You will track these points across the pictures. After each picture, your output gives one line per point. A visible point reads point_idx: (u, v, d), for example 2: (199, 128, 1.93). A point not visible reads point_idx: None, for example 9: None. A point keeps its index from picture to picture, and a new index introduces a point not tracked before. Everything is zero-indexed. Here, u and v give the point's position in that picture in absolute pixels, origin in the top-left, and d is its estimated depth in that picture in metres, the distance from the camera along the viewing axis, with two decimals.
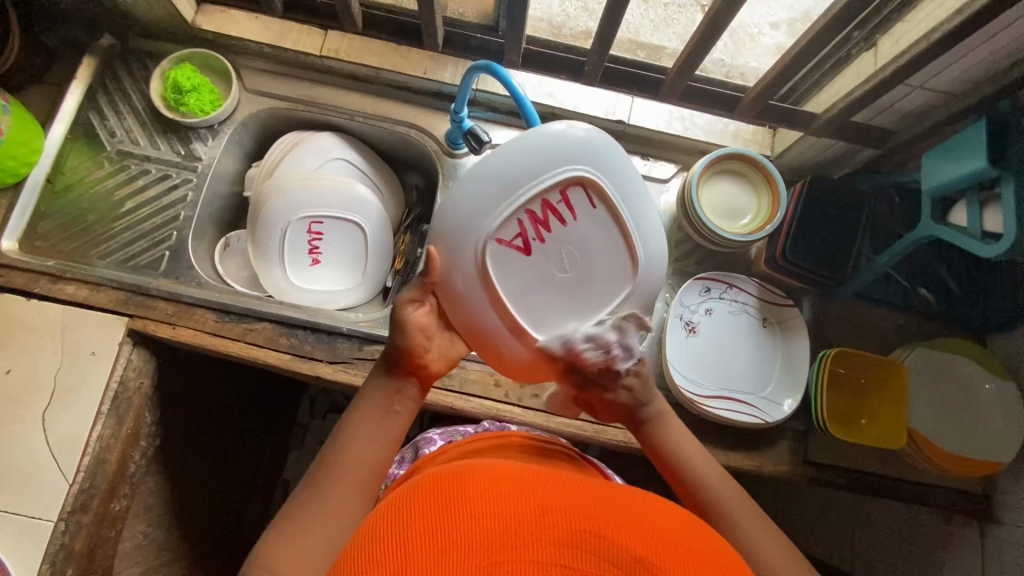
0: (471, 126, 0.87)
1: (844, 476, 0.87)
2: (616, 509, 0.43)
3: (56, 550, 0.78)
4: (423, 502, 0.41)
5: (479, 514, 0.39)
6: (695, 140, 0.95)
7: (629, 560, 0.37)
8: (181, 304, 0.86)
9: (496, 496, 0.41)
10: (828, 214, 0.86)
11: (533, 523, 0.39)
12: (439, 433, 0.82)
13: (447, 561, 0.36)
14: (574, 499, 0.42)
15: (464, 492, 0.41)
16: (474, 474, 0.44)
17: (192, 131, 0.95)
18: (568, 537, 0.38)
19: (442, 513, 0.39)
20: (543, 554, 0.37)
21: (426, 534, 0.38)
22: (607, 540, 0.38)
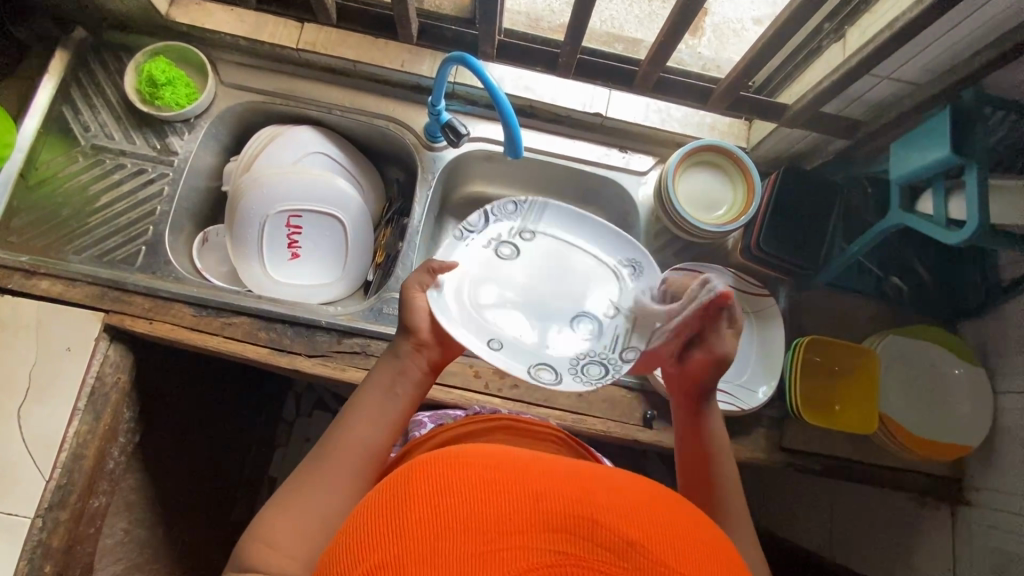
0: (448, 120, 0.88)
1: (819, 462, 0.88)
2: (613, 494, 0.41)
3: (34, 547, 0.77)
4: (417, 483, 0.40)
5: (474, 498, 0.38)
6: (672, 132, 0.96)
7: (622, 547, 0.36)
8: (158, 299, 0.85)
9: (490, 483, 0.39)
10: (801, 203, 0.87)
11: (524, 509, 0.37)
12: (428, 416, 0.82)
13: (438, 546, 0.35)
14: (569, 482, 0.41)
15: (458, 476, 0.40)
16: (469, 458, 0.42)
17: (168, 125, 0.94)
18: (562, 521, 0.37)
19: (436, 498, 0.38)
20: (532, 539, 0.36)
21: (418, 520, 0.37)
22: (601, 525, 0.37)
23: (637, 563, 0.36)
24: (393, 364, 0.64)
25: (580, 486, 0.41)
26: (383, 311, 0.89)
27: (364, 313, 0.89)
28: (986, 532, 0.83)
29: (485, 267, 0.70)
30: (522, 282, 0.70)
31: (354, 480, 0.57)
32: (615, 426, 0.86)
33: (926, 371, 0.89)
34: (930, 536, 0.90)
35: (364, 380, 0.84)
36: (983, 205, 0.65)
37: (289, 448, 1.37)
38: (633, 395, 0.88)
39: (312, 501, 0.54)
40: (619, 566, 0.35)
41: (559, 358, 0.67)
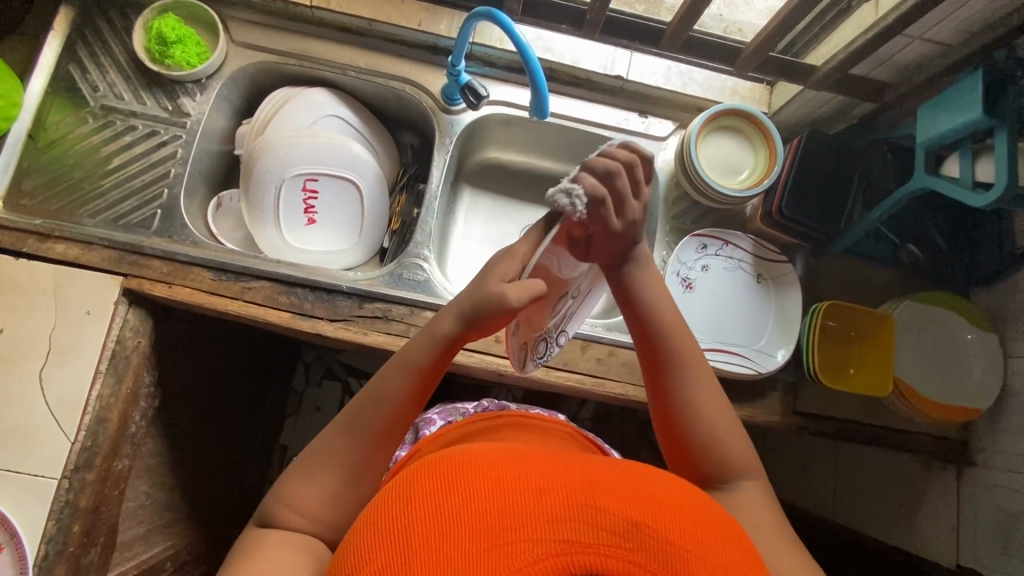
0: (468, 81, 0.87)
1: (831, 425, 0.90)
2: (615, 479, 0.42)
3: (62, 507, 0.78)
4: (421, 485, 0.41)
5: (479, 493, 0.39)
6: (693, 96, 0.95)
7: (628, 530, 0.38)
8: (176, 263, 0.85)
9: (493, 479, 0.40)
10: (824, 167, 0.87)
11: (529, 501, 0.38)
12: (439, 413, 0.90)
13: (446, 548, 0.36)
14: (570, 470, 0.42)
15: (463, 474, 0.41)
16: (471, 456, 0.43)
17: (179, 85, 0.92)
18: (566, 510, 0.38)
19: (441, 498, 0.39)
20: (540, 529, 0.37)
21: (426, 522, 0.38)
22: (606, 510, 0.38)
23: (644, 546, 0.37)
24: (425, 349, 0.58)
25: (582, 474, 0.42)
26: (403, 276, 0.89)
27: (384, 278, 0.89)
28: (990, 491, 0.86)
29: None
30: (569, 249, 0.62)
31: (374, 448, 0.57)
32: (633, 390, 0.87)
33: (938, 336, 0.90)
34: (935, 496, 0.93)
35: (386, 344, 0.84)
36: (1014, 166, 0.65)
37: (300, 416, 1.39)
38: None
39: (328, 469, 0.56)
40: (627, 549, 0.37)
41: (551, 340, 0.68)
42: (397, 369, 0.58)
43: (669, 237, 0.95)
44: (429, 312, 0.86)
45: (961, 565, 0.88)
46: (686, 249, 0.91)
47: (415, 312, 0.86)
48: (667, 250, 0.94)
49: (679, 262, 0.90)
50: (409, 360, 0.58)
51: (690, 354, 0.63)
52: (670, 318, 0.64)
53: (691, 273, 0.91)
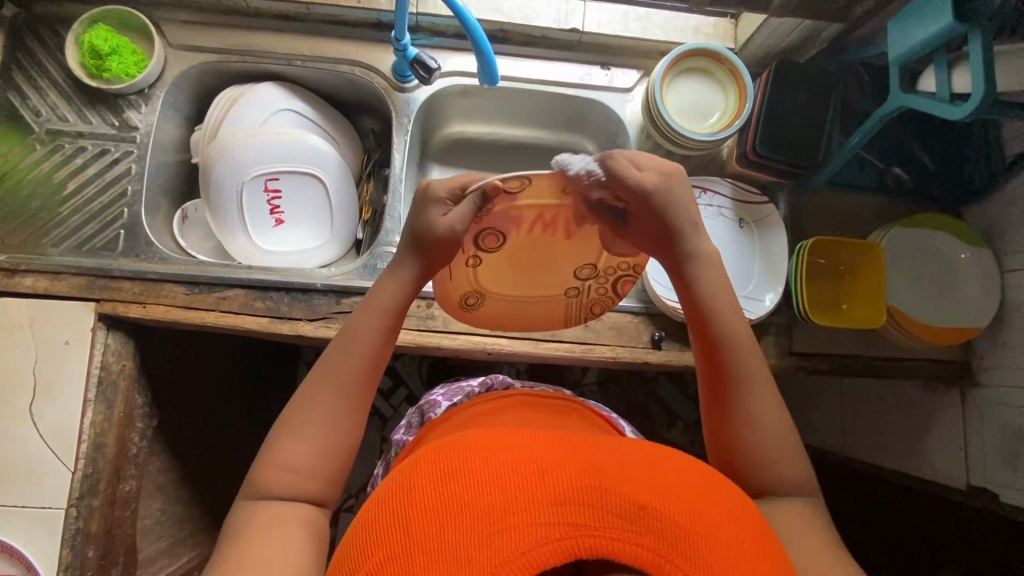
0: (417, 54, 0.83)
1: (829, 361, 0.89)
2: (617, 461, 0.46)
3: (74, 534, 0.79)
4: (431, 477, 0.44)
5: (482, 481, 0.42)
6: (655, 40, 0.91)
7: (632, 511, 0.41)
8: (147, 282, 0.83)
9: (499, 467, 0.44)
10: (798, 98, 0.83)
11: (534, 487, 0.42)
12: (442, 394, 0.90)
13: (451, 531, 0.40)
14: (573, 457, 0.45)
15: (465, 462, 0.45)
16: (476, 447, 0.47)
17: (122, 99, 0.88)
18: (570, 495, 0.41)
19: (447, 484, 0.43)
20: (542, 513, 0.40)
21: (433, 507, 0.42)
22: (609, 493, 0.42)
23: (647, 525, 0.40)
24: (404, 283, 0.63)
25: (588, 459, 0.45)
26: (378, 266, 0.87)
27: (358, 271, 0.87)
28: (996, 409, 0.86)
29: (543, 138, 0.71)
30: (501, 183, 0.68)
31: (353, 384, 0.60)
32: (624, 351, 0.86)
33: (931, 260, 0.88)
34: (942, 419, 0.93)
35: None
36: (990, 72, 0.61)
37: None
38: (641, 319, 0.87)
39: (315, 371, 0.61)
40: (630, 529, 0.40)
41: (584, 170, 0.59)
42: (385, 286, 0.63)
43: None
44: None
45: (971, 485, 0.88)
46: None
47: None
48: None
49: None
50: (385, 300, 0.63)
51: (755, 370, 0.60)
52: (741, 341, 0.61)
53: None
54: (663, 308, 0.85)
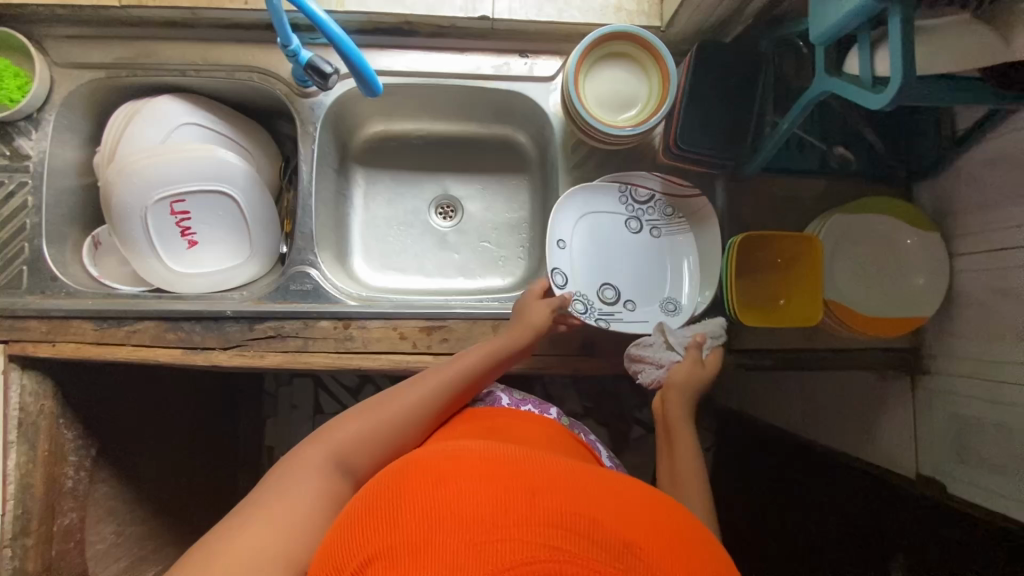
0: (310, 59, 0.77)
1: (770, 357, 0.85)
2: (606, 499, 0.45)
3: (11, 573, 0.81)
4: (422, 484, 0.44)
5: (474, 490, 0.42)
6: (573, 22, 0.83)
7: (619, 549, 0.40)
8: (54, 319, 0.80)
9: (489, 483, 0.43)
10: (728, 80, 0.77)
11: (524, 504, 0.41)
12: None
13: (439, 533, 0.39)
14: (565, 486, 0.45)
15: (458, 474, 0.45)
16: (469, 463, 0.47)
17: (11, 125, 0.83)
18: (559, 518, 0.40)
19: (439, 489, 0.43)
20: (528, 531, 0.39)
21: (423, 510, 0.41)
22: (598, 526, 0.41)
23: (632, 564, 0.39)
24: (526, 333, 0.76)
25: (580, 492, 0.45)
26: (291, 288, 0.84)
27: (272, 294, 0.83)
28: (943, 399, 0.82)
29: (599, 228, 0.84)
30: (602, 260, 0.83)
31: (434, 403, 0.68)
32: (553, 361, 0.82)
33: (876, 246, 0.82)
34: (893, 407, 0.89)
35: (286, 363, 0.80)
36: (910, 54, 0.54)
37: (278, 417, 1.42)
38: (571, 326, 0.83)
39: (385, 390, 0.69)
40: (614, 565, 0.38)
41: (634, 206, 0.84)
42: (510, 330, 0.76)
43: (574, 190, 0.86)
44: (325, 320, 0.82)
45: (922, 475, 0.84)
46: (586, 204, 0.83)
47: (309, 325, 0.81)
48: None
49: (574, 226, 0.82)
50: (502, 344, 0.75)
51: None
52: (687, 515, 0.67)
53: (588, 231, 0.83)
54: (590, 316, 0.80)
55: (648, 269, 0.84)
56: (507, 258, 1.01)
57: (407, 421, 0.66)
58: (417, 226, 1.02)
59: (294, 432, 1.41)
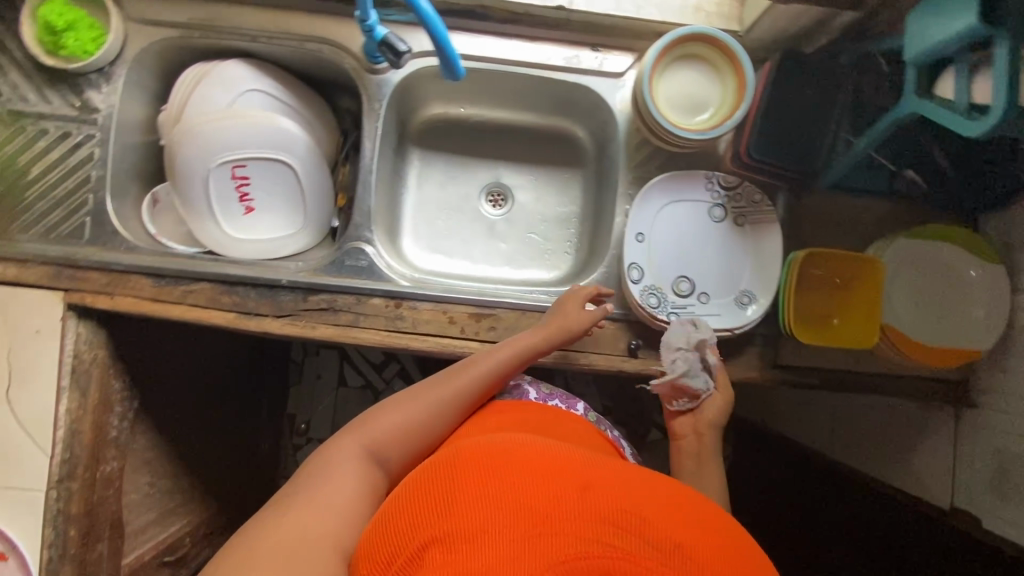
0: (385, 36, 0.76)
1: (815, 376, 0.85)
2: (642, 498, 0.50)
3: (55, 514, 0.83)
4: (473, 476, 0.49)
5: (524, 486, 0.47)
6: (650, 20, 0.83)
7: (660, 548, 0.44)
8: (114, 273, 0.82)
9: (536, 480, 0.48)
10: (804, 93, 0.75)
11: (570, 501, 0.46)
12: None
13: (494, 524, 0.44)
14: (607, 485, 0.49)
15: (506, 468, 0.49)
16: (515, 457, 0.51)
17: (82, 77, 0.84)
18: (603, 517, 0.45)
19: (490, 483, 0.48)
20: (575, 526, 0.44)
21: (477, 500, 0.46)
22: (640, 527, 0.45)
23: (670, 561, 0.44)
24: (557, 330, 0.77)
25: (619, 492, 0.49)
26: (347, 263, 0.84)
27: (327, 266, 0.84)
28: (988, 433, 0.81)
29: (678, 222, 0.82)
30: (680, 257, 0.82)
31: (458, 395, 0.71)
32: (598, 359, 0.82)
33: (936, 274, 0.81)
34: (931, 436, 0.89)
35: (336, 336, 0.81)
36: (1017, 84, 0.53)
37: (302, 386, 1.44)
38: (619, 325, 0.84)
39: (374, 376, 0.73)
40: (654, 561, 0.43)
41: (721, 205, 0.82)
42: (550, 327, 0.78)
43: (634, 190, 0.86)
44: (377, 298, 0.83)
45: (955, 506, 0.85)
46: (653, 199, 0.81)
47: (362, 300, 0.83)
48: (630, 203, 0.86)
49: (638, 220, 0.81)
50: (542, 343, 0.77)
51: None
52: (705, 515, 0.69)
53: (650, 228, 0.81)
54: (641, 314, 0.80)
55: (726, 269, 0.82)
56: (553, 251, 1.01)
57: (430, 412, 0.70)
58: (467, 213, 1.02)
59: (317, 402, 1.44)
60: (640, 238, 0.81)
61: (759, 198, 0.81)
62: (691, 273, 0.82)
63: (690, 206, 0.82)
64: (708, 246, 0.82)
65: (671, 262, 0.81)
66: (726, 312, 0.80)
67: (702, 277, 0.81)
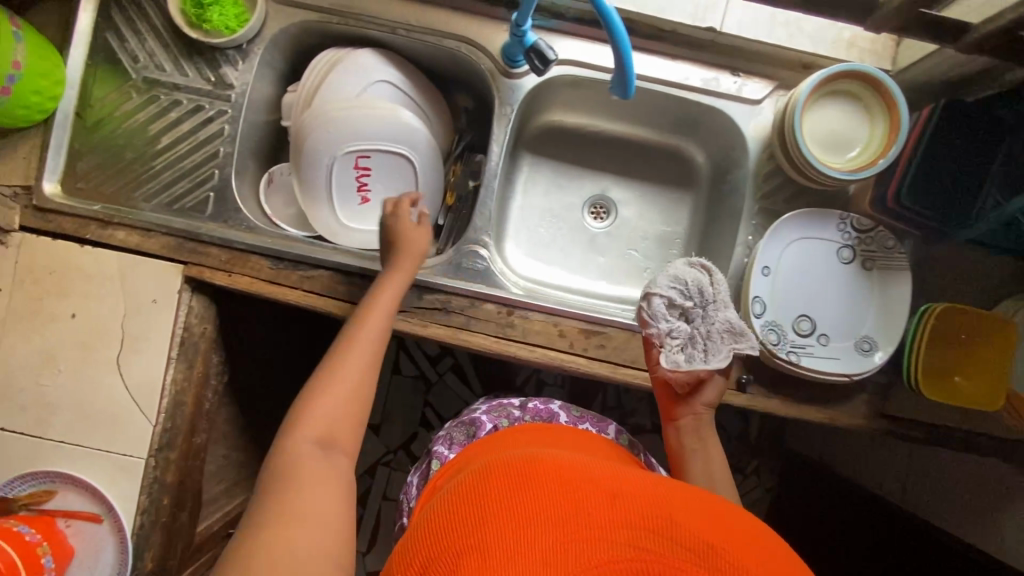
0: (535, 43, 0.75)
1: (921, 430, 0.83)
2: (669, 502, 0.50)
3: (152, 482, 0.83)
4: (497, 490, 0.50)
5: (551, 499, 0.48)
6: (803, 50, 0.81)
7: (699, 549, 0.44)
8: (234, 251, 0.83)
9: (557, 492, 0.49)
10: (957, 141, 0.73)
11: (600, 511, 0.47)
12: (487, 414, 0.85)
13: (522, 537, 0.44)
14: (638, 494, 0.50)
15: (531, 481, 0.50)
16: (538, 470, 0.52)
17: (220, 53, 0.84)
18: (633, 523, 0.46)
19: (514, 496, 0.49)
20: (605, 533, 0.44)
21: (503, 513, 0.47)
22: (674, 529, 0.46)
23: (707, 558, 0.44)
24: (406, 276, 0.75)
25: (647, 500, 0.49)
26: (463, 265, 0.84)
27: (443, 266, 0.84)
28: None
29: (805, 260, 0.81)
30: (803, 295, 0.80)
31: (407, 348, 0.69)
32: None
33: None
34: None
35: (446, 337, 0.81)
36: None
37: None
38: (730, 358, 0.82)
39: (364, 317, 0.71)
40: (690, 559, 0.43)
41: (850, 247, 0.81)
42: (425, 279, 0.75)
43: (758, 221, 0.84)
44: (490, 304, 0.83)
45: None
46: (783, 234, 0.80)
47: (475, 304, 0.82)
48: (753, 234, 0.84)
49: (766, 253, 0.80)
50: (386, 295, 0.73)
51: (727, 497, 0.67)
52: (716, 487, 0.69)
53: (777, 263, 0.80)
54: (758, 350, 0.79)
55: (848, 313, 0.81)
56: (653, 271, 0.99)
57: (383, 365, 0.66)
58: (569, 222, 1.01)
59: None
60: (766, 272, 0.80)
61: (893, 245, 0.80)
62: (811, 312, 0.80)
63: (818, 245, 0.81)
64: (831, 289, 0.81)
65: (792, 299, 0.80)
66: (847, 356, 0.79)
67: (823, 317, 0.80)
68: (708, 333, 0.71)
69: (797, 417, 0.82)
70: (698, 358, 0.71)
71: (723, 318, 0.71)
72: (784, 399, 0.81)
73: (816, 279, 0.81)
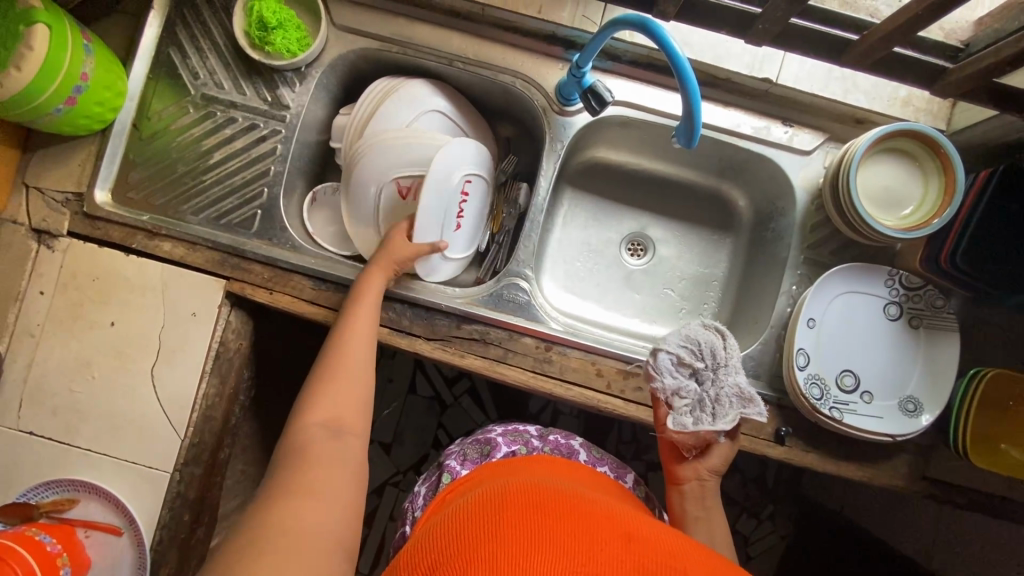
0: (593, 84, 0.76)
1: (965, 496, 0.80)
2: (675, 552, 0.48)
3: (174, 497, 0.80)
4: (508, 512, 0.49)
5: (558, 529, 0.47)
6: (856, 105, 0.82)
7: None
8: (277, 269, 0.83)
9: (568, 525, 0.48)
10: (1009, 207, 0.75)
11: (606, 549, 0.46)
12: (502, 436, 0.80)
13: (528, 558, 0.43)
14: (645, 541, 0.49)
15: (541, 508, 0.50)
16: (548, 500, 0.52)
17: (279, 74, 0.86)
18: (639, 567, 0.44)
19: (524, 520, 0.48)
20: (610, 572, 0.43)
21: (511, 533, 0.46)
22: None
23: None
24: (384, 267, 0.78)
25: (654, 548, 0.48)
26: (504, 296, 0.84)
27: (484, 296, 0.84)
28: None
29: (850, 314, 0.80)
30: (845, 350, 0.79)
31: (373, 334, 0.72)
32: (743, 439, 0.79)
33: None
34: None
35: (482, 368, 0.80)
36: None
37: None
38: (769, 408, 0.80)
39: (373, 316, 0.73)
40: None
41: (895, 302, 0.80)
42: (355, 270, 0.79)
43: (802, 271, 0.84)
44: (528, 338, 0.82)
45: None
46: (830, 286, 0.79)
47: (513, 337, 0.82)
48: (796, 284, 0.84)
49: (812, 306, 0.79)
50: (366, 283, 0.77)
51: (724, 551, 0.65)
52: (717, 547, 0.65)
53: (822, 316, 0.79)
54: (800, 405, 0.78)
55: (890, 371, 0.79)
56: (688, 312, 0.97)
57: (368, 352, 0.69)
58: (606, 258, 1.00)
59: None
60: (810, 323, 0.79)
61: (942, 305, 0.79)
62: (853, 368, 0.79)
63: (863, 300, 0.80)
64: (874, 346, 0.80)
65: (834, 353, 0.79)
66: (889, 415, 0.77)
67: (865, 375, 0.79)
68: (718, 397, 0.68)
69: (835, 474, 0.79)
70: (706, 420, 0.68)
71: (733, 382, 0.68)
72: (824, 455, 0.79)
73: (860, 334, 0.80)
